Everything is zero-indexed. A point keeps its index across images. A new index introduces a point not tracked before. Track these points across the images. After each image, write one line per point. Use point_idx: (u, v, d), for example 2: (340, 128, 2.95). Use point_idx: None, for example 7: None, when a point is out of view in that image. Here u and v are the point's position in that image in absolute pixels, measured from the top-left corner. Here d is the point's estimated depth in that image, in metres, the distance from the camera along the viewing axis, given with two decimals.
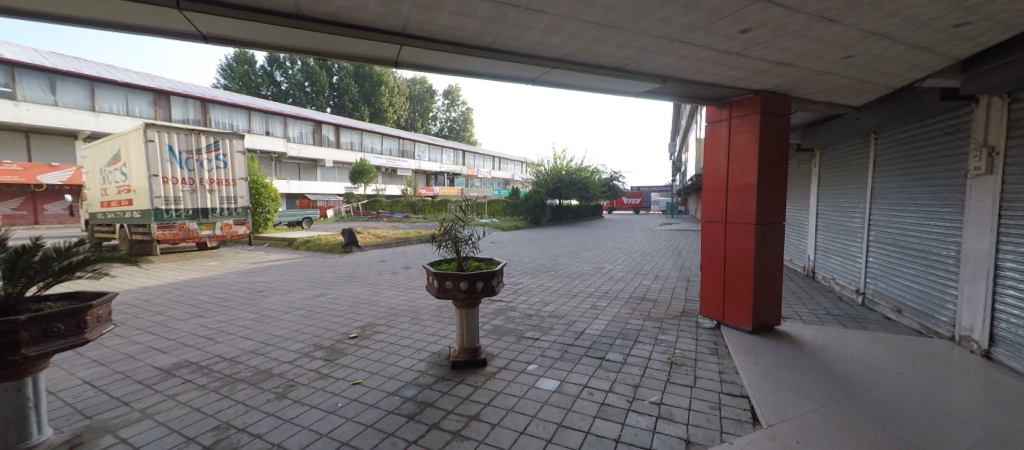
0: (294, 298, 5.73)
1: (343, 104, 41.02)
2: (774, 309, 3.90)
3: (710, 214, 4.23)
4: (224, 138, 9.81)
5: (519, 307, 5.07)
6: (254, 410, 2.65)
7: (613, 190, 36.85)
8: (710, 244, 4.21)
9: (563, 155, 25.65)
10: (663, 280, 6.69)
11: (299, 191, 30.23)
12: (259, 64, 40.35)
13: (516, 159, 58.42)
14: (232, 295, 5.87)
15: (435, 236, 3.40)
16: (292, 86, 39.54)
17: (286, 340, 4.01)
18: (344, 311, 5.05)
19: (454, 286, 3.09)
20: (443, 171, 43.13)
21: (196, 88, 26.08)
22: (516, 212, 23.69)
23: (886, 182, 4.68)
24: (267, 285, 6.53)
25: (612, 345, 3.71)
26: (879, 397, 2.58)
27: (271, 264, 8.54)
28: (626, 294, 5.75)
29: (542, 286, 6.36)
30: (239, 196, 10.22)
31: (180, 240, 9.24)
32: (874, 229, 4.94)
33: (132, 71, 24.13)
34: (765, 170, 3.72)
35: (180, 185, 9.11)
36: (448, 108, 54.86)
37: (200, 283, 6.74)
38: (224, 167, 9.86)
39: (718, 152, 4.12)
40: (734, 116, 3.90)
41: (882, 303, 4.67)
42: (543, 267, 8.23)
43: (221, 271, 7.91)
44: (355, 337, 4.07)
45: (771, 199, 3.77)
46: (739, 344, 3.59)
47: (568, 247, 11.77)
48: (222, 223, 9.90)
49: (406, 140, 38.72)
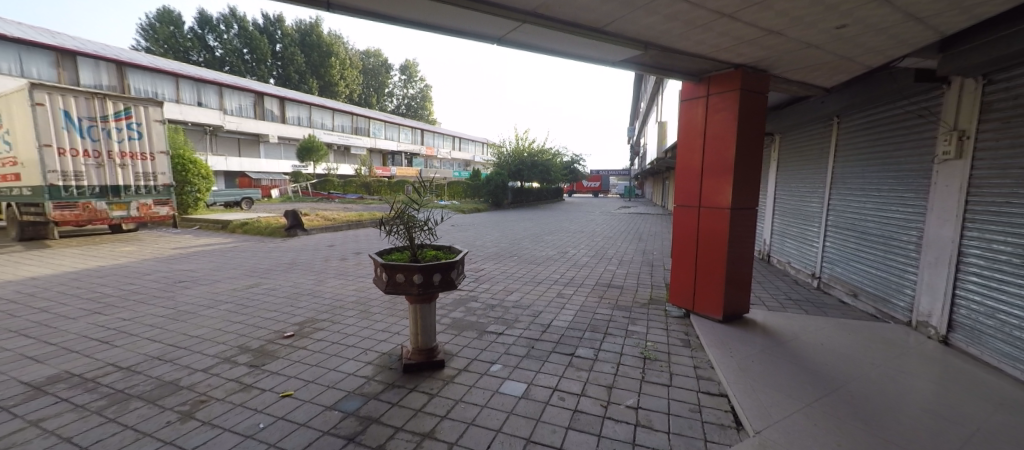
0: (222, 289, 4.98)
1: (287, 76, 37.74)
2: (744, 297, 3.81)
3: (682, 198, 4.04)
4: (139, 105, 8.44)
5: (481, 296, 4.70)
6: (147, 437, 2.11)
7: (574, 174, 37.18)
8: (682, 231, 4.03)
9: (525, 137, 25.30)
10: (627, 266, 6.58)
11: (241, 168, 27.54)
12: (187, 26, 35.92)
13: (477, 140, 57.28)
14: (145, 287, 5.00)
15: (382, 221, 2.89)
16: (228, 53, 35.68)
17: (206, 341, 3.37)
18: (281, 304, 4.42)
19: (406, 280, 2.65)
20: (401, 150, 41.36)
21: (111, 49, 22.77)
22: (477, 195, 23.20)
23: (848, 168, 4.72)
24: (190, 274, 5.67)
25: (581, 339, 3.45)
26: (858, 393, 2.48)
27: (199, 250, 7.55)
28: (593, 280, 5.55)
29: (506, 273, 6.02)
30: (159, 172, 8.91)
31: (85, 222, 7.89)
32: (832, 215, 5.02)
33: (26, 25, 20.55)
34: (742, 151, 3.53)
35: (83, 156, 7.75)
36: (407, 84, 52.47)
37: (106, 272, 5.74)
38: (139, 138, 8.49)
39: (694, 132, 3.88)
40: (713, 93, 3.65)
41: (838, 287, 4.79)
42: (505, 252, 7.91)
43: (137, 257, 6.85)
44: (290, 336, 3.51)
45: (746, 183, 3.61)
46: (711, 334, 3.45)
47: (530, 231, 11.51)
48: (139, 203, 8.54)
49: (361, 116, 36.51)
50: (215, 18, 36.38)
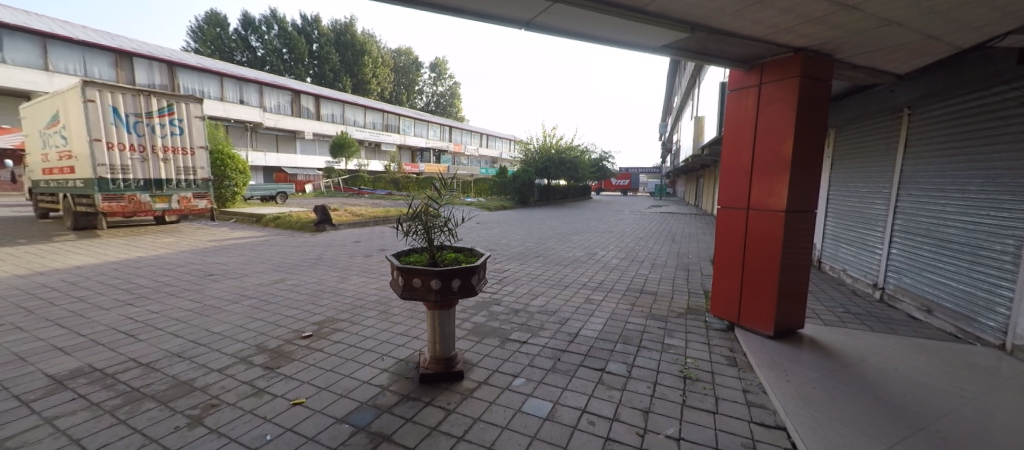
0: (248, 284, 5.01)
1: (323, 74, 38.91)
2: (798, 311, 3.39)
3: (728, 199, 3.65)
4: (181, 102, 8.73)
5: (504, 300, 4.47)
6: (152, 444, 1.96)
7: (602, 171, 36.43)
8: (727, 235, 3.65)
9: (553, 133, 24.91)
10: (661, 270, 6.17)
11: (278, 164, 28.58)
12: (232, 27, 37.76)
13: (505, 137, 57.15)
14: (178, 279, 5.10)
15: (398, 220, 2.70)
16: (268, 53, 37.22)
17: (225, 339, 3.32)
18: (302, 302, 4.37)
19: (423, 285, 2.46)
20: (430, 147, 41.83)
21: (163, 50, 24.21)
22: (503, 192, 23.03)
23: (921, 166, 4.16)
24: (221, 267, 5.76)
25: (612, 352, 3.16)
26: (953, 435, 2.07)
27: (232, 243, 7.74)
28: (623, 285, 5.21)
29: (531, 274, 5.77)
30: (199, 167, 9.21)
31: (130, 214, 8.25)
32: (899, 220, 4.45)
33: (90, 28, 22.19)
34: (800, 147, 3.11)
35: (130, 151, 8.11)
36: (436, 82, 53.02)
37: (144, 263, 5.92)
38: (181, 133, 8.81)
39: (743, 125, 3.48)
40: (767, 82, 3.24)
41: (906, 300, 4.24)
42: (530, 251, 7.66)
43: (175, 249, 7.07)
44: (308, 337, 3.41)
45: (804, 183, 3.19)
46: (760, 352, 3.07)
47: (558, 230, 11.18)
48: (180, 196, 8.83)
49: (391, 114, 37.16)
50: (258, 19, 38.04)
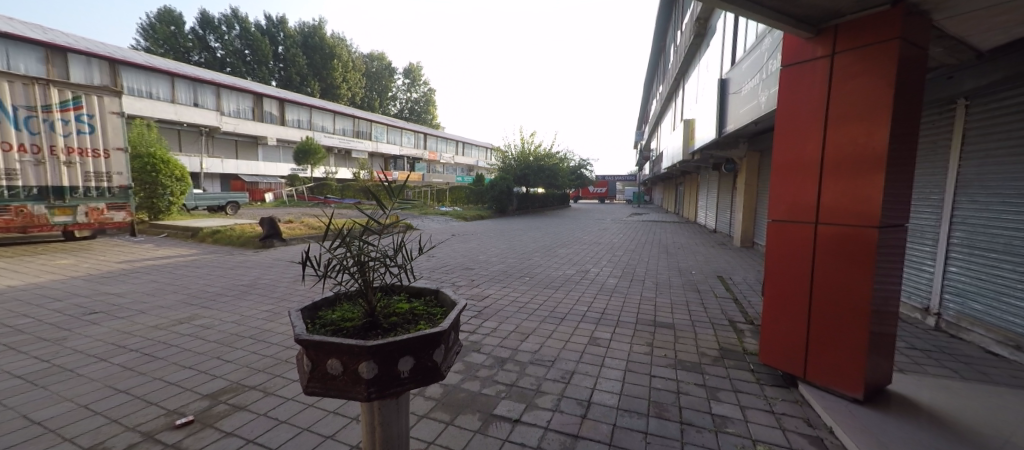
0: (137, 327, 3.67)
1: (289, 78, 36.92)
2: (885, 363, 2.48)
3: (784, 210, 2.74)
4: (91, 94, 7.25)
5: (486, 345, 3.41)
6: None
7: (580, 179, 35.95)
8: (786, 258, 2.72)
9: (532, 140, 24.08)
10: (669, 293, 5.22)
11: (236, 171, 26.26)
12: (188, 26, 35.17)
13: (481, 144, 56.25)
14: (38, 322, 3.70)
15: (305, 256, 1.54)
16: (228, 54, 34.86)
17: (43, 438, 2.07)
18: (206, 355, 3.15)
19: (343, 370, 1.36)
20: (404, 155, 40.29)
21: (106, 47, 21.99)
22: (481, 201, 21.98)
23: (990, 167, 3.41)
24: (112, 302, 4.37)
25: (649, 436, 2.14)
26: None
27: (148, 265, 6.29)
28: (631, 316, 4.25)
29: (517, 302, 4.74)
30: (116, 172, 7.70)
31: (18, 229, 6.61)
32: (957, 232, 3.72)
33: (18, 21, 19.89)
34: (898, 137, 2.21)
35: (18, 152, 6.53)
36: (411, 88, 51.82)
37: (6, 297, 4.46)
38: (92, 132, 7.30)
39: (806, 110, 2.58)
40: (845, 50, 2.34)
41: (979, 331, 3.46)
42: (514, 269, 6.65)
43: (66, 274, 5.56)
44: (184, 426, 2.22)
45: (899, 187, 2.28)
46: (857, 430, 2.10)
47: (541, 243, 10.21)
48: (88, 207, 7.32)
49: (363, 120, 35.54)
50: (217, 19, 35.66)
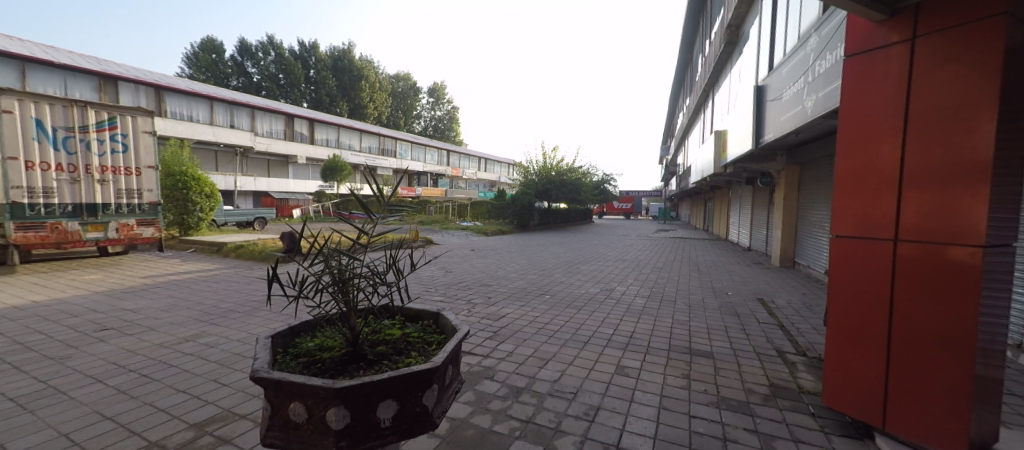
0: (142, 345, 3.56)
1: (319, 99, 38.54)
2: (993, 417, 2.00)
3: (854, 225, 2.35)
4: (126, 114, 7.56)
5: (499, 372, 3.07)
6: None
7: (603, 195, 35.36)
8: (857, 280, 2.31)
9: (554, 155, 23.88)
10: (703, 316, 4.74)
11: (267, 188, 27.31)
12: (229, 54, 37.49)
13: (503, 161, 56.65)
14: (48, 338, 3.65)
15: (273, 271, 1.29)
16: (264, 78, 36.82)
17: None
18: (205, 377, 2.97)
19: (305, 418, 1.08)
20: (427, 171, 40.97)
21: (154, 74, 23.61)
22: (502, 216, 21.81)
23: None
24: (125, 318, 4.31)
25: None
26: None
27: (170, 280, 6.34)
28: (664, 342, 3.83)
29: (538, 322, 4.40)
30: (146, 189, 7.97)
31: (52, 245, 6.83)
32: None
33: (78, 54, 21.70)
34: (1006, 138, 1.79)
35: (56, 171, 6.81)
36: (435, 106, 53.09)
37: (27, 311, 4.50)
38: (124, 151, 7.59)
39: (880, 107, 2.21)
40: (930, 33, 1.98)
41: None
42: (534, 287, 6.33)
43: (90, 289, 5.63)
44: None
45: (1005, 199, 1.86)
46: None
47: (562, 259, 9.84)
48: (119, 223, 7.56)
49: (388, 138, 36.45)
50: (255, 46, 37.87)
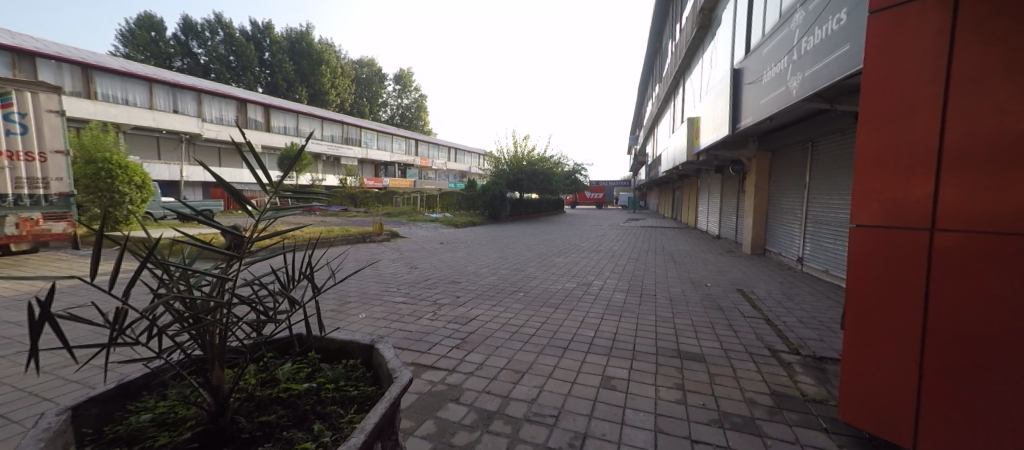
0: (13, 372, 2.80)
1: (275, 83, 35.97)
2: None
3: (876, 212, 1.97)
4: (24, 89, 6.41)
5: (467, 392, 2.58)
6: None
7: (575, 185, 35.33)
8: (879, 279, 1.95)
9: (525, 144, 23.41)
10: (686, 311, 4.45)
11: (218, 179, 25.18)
12: (170, 32, 34.17)
13: (474, 151, 55.58)
14: None
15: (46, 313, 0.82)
16: (211, 59, 33.84)
17: None
18: None
19: None
20: (394, 162, 39.40)
21: (79, 51, 21.02)
22: (472, 207, 21.14)
23: None
24: (3, 336, 3.48)
25: None
26: None
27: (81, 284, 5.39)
28: (650, 344, 3.46)
29: (510, 324, 3.95)
30: (53, 177, 6.82)
31: None
32: None
33: None
34: None
35: None
36: (401, 94, 51.10)
37: None
38: (23, 132, 6.44)
39: (911, 74, 1.82)
40: None
41: None
42: (507, 283, 5.88)
43: None
44: None
45: None
46: None
47: (536, 251, 9.44)
48: (19, 217, 6.37)
49: (351, 127, 34.64)
50: (200, 24, 34.70)
